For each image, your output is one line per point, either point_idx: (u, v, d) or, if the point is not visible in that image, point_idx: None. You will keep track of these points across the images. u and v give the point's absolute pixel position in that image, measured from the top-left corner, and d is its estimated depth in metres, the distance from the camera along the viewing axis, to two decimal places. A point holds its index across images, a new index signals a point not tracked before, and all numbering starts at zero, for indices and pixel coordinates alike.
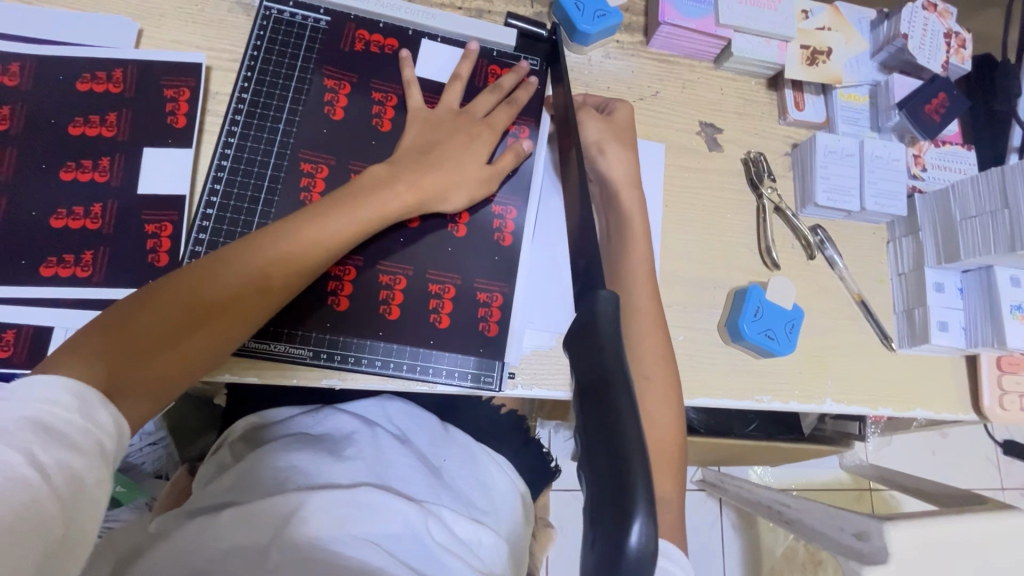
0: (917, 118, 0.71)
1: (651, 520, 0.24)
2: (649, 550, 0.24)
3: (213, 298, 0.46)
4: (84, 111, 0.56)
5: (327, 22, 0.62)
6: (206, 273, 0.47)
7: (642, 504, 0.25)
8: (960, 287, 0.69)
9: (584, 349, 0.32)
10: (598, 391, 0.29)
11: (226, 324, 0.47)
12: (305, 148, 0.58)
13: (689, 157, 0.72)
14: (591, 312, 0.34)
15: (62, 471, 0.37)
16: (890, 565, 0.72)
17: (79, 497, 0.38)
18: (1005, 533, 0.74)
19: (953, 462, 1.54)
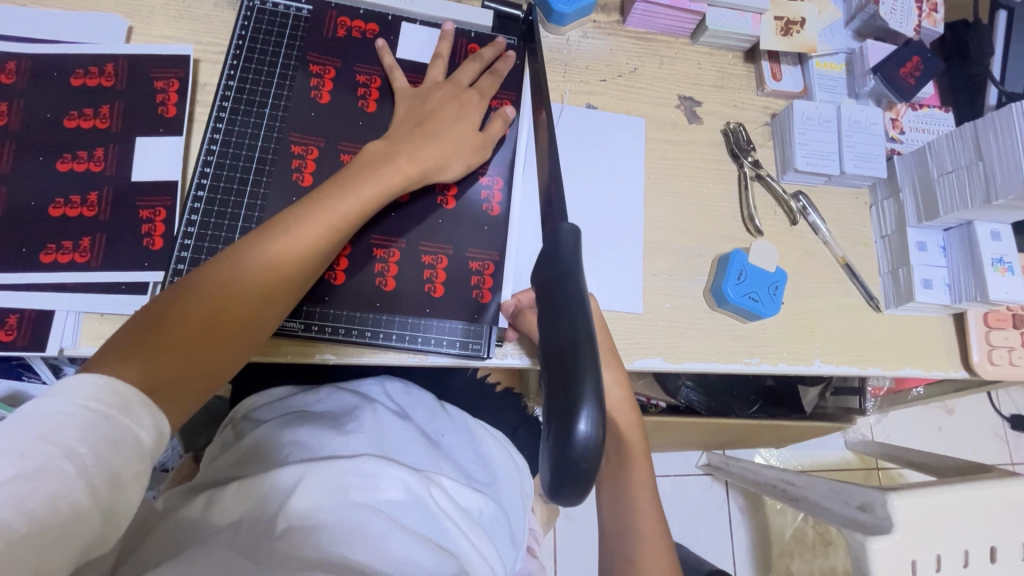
0: (893, 83, 0.72)
1: (597, 421, 0.30)
2: (594, 439, 0.30)
3: (233, 290, 0.48)
4: (78, 105, 0.58)
5: (309, 11, 0.64)
6: (225, 268, 0.48)
7: (588, 401, 0.31)
8: (943, 245, 0.70)
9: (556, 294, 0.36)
10: (557, 323, 0.34)
11: (249, 313, 0.49)
12: (293, 130, 0.60)
13: (669, 130, 0.73)
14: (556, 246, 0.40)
15: (100, 467, 0.37)
16: (895, 534, 0.71)
17: (113, 491, 0.38)
18: (1004, 493, 0.74)
19: (960, 437, 1.53)
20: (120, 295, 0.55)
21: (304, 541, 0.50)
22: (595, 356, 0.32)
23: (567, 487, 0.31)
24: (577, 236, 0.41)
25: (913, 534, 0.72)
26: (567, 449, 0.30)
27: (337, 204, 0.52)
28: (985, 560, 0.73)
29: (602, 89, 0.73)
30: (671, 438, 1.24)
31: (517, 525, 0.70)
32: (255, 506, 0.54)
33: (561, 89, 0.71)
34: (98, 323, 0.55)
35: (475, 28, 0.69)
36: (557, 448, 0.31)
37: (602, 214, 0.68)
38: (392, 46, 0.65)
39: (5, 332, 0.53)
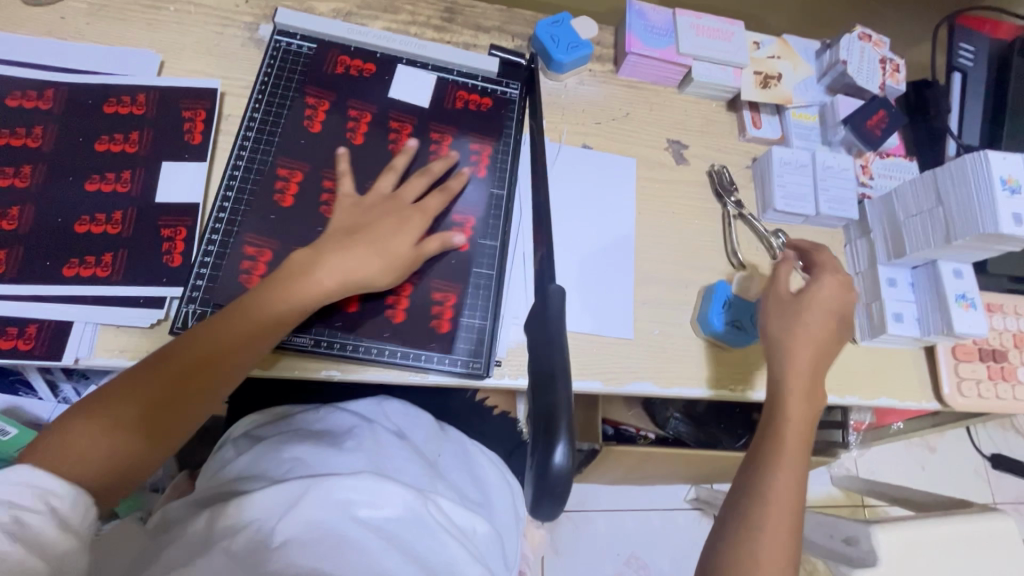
0: (861, 132, 0.79)
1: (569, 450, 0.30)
2: (567, 466, 0.30)
3: (186, 369, 0.52)
4: (110, 130, 0.62)
5: (311, 47, 0.70)
6: (181, 345, 0.52)
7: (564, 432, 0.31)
8: (911, 282, 0.75)
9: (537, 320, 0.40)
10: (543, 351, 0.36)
11: (197, 387, 0.52)
12: (311, 160, 0.65)
13: (658, 170, 0.79)
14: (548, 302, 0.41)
15: (20, 523, 0.39)
16: (880, 567, 0.73)
17: (41, 541, 0.39)
18: (984, 526, 0.76)
19: (943, 476, 1.56)
20: (138, 307, 0.57)
21: (301, 557, 0.52)
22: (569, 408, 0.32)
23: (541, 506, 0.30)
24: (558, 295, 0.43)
25: (897, 565, 0.74)
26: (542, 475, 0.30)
27: (306, 299, 0.56)
28: None
29: (597, 131, 0.79)
30: (660, 469, 1.25)
31: (510, 546, 0.71)
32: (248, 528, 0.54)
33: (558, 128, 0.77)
34: (114, 334, 0.57)
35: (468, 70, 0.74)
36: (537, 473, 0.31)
37: (597, 246, 0.73)
38: (386, 86, 0.70)
39: (24, 341, 0.55)
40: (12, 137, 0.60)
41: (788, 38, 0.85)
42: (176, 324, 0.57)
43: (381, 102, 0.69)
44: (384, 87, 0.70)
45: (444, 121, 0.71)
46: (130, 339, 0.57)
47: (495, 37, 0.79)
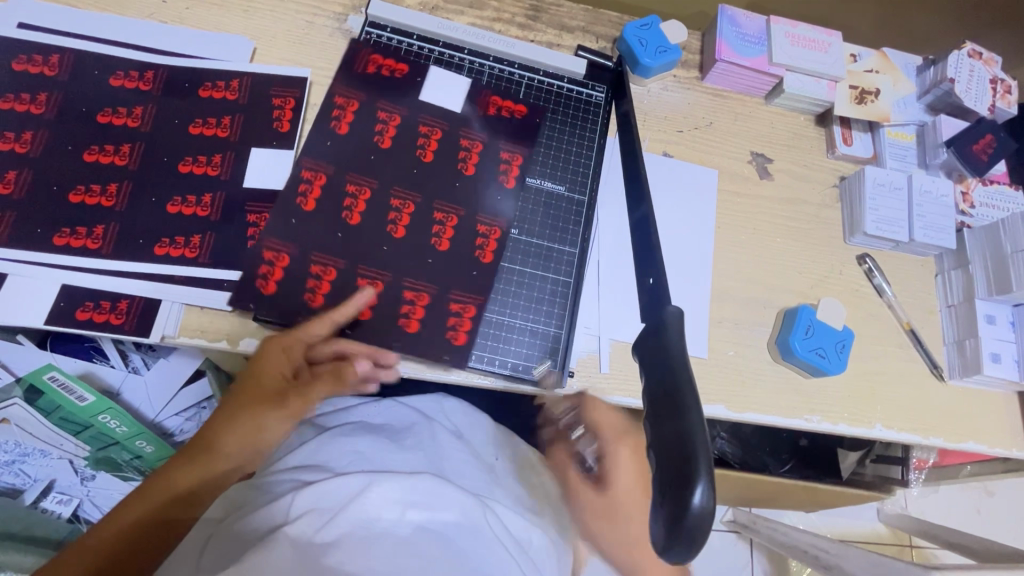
0: (965, 157, 0.74)
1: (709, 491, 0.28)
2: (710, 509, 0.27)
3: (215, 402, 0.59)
4: (203, 114, 0.64)
5: (395, 38, 0.70)
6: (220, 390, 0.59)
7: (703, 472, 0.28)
8: (1012, 320, 0.70)
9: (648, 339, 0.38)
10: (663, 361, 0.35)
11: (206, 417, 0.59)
12: (397, 150, 0.65)
13: (740, 183, 0.76)
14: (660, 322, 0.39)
15: None
16: None
17: None
18: None
19: (1001, 522, 1.46)
20: (222, 290, 0.58)
21: (357, 555, 0.52)
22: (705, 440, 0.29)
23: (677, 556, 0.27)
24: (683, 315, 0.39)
25: None
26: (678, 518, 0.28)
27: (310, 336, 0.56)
28: None
29: (679, 139, 0.76)
30: None
31: (562, 551, 0.69)
32: (314, 519, 0.55)
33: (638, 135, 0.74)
34: (199, 315, 0.58)
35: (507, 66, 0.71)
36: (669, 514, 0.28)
37: (672, 259, 0.70)
38: (418, 88, 0.68)
39: (116, 316, 0.56)
40: (114, 116, 0.62)
41: (888, 51, 0.81)
42: (261, 310, 0.58)
43: (415, 105, 0.67)
44: (416, 88, 0.68)
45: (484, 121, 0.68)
46: (214, 321, 0.58)
47: (580, 37, 0.77)
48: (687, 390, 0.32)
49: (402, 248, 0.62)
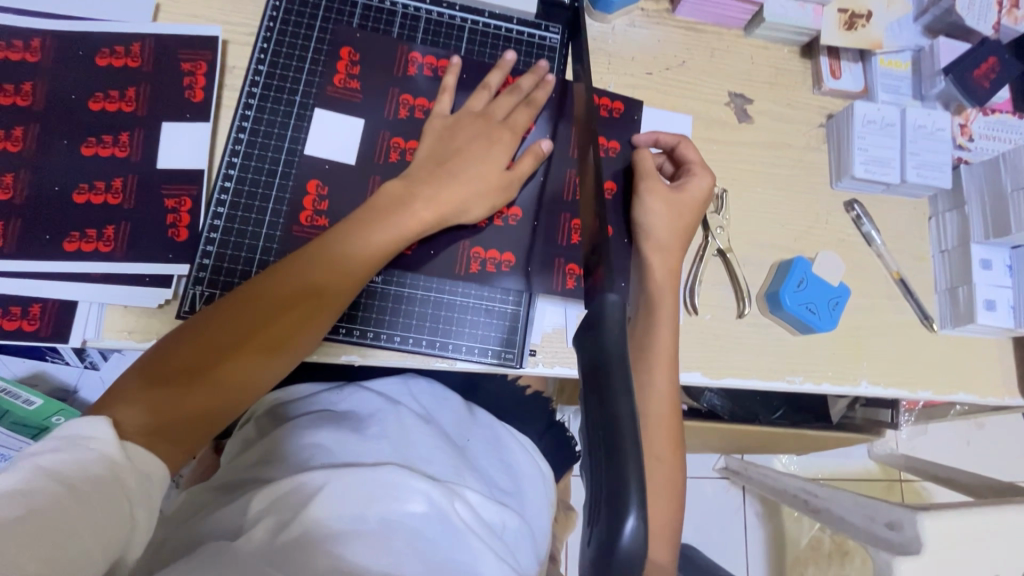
0: (964, 85, 0.67)
1: (644, 517, 0.23)
2: (640, 546, 0.23)
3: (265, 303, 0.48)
4: (105, 86, 0.56)
5: None
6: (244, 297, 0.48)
7: (634, 498, 0.24)
8: (1009, 264, 0.65)
9: (585, 340, 0.30)
10: (599, 359, 0.28)
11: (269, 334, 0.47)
12: (326, 116, 0.57)
13: (716, 129, 0.69)
14: (597, 314, 0.31)
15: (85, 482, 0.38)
16: (925, 556, 0.64)
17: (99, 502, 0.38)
18: None
19: (990, 453, 1.47)
20: (143, 287, 0.53)
21: (321, 550, 0.49)
22: (641, 451, 0.25)
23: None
24: (626, 307, 0.31)
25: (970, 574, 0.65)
26: (604, 556, 0.23)
27: (374, 243, 0.50)
28: None
29: (648, 83, 0.68)
30: (690, 442, 1.19)
31: (539, 532, 0.67)
32: (278, 511, 0.52)
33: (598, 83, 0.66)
34: (121, 315, 0.53)
35: (305, 70, 0.58)
36: (596, 545, 0.24)
37: None
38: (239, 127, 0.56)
39: (29, 322, 0.52)
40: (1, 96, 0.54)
41: None
42: (182, 308, 0.52)
43: (343, 170, 0.56)
44: (238, 124, 0.56)
45: (390, 103, 0.58)
46: (139, 321, 0.53)
47: None
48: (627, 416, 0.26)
49: (503, 237, 0.58)
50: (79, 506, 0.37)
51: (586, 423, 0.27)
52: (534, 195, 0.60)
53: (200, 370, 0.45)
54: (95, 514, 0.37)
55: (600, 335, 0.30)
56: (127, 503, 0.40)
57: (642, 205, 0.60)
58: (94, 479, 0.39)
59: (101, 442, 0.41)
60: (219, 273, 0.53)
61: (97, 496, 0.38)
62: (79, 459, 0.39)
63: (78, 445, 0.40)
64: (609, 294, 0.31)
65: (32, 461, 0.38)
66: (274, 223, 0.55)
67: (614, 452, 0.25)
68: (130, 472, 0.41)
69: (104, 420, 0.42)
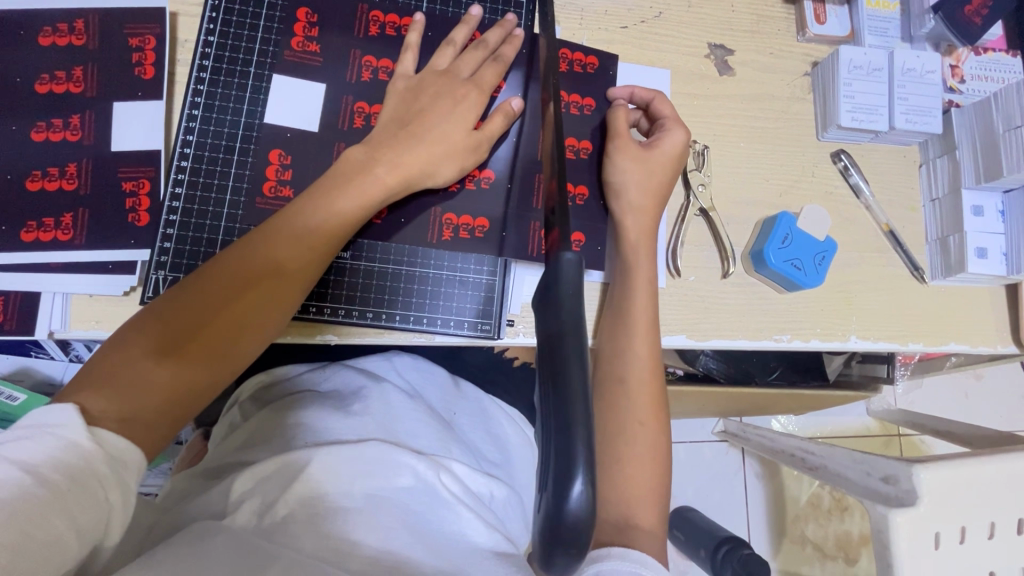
0: (956, 23, 0.63)
1: (592, 484, 0.23)
2: (587, 512, 0.23)
3: (233, 277, 0.46)
4: (50, 67, 0.53)
5: None
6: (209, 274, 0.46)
7: (582, 465, 0.24)
8: (1001, 209, 0.63)
9: (543, 310, 0.30)
10: (553, 327, 0.28)
11: (240, 308, 0.45)
12: (284, 87, 0.55)
13: (697, 84, 0.66)
14: (554, 279, 0.30)
15: (55, 472, 0.36)
16: (921, 508, 0.63)
17: (71, 492, 0.36)
18: None
19: (987, 404, 1.48)
20: (107, 274, 0.52)
21: (309, 525, 0.48)
22: (590, 419, 0.25)
23: (556, 567, 0.25)
24: (583, 266, 0.30)
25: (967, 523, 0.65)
26: (553, 521, 0.24)
27: (340, 210, 0.48)
28: None
29: (623, 37, 0.65)
30: (687, 407, 1.19)
31: (528, 501, 0.68)
32: (265, 488, 0.51)
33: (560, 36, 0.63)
34: (87, 304, 0.52)
35: (260, 36, 0.55)
36: (546, 512, 0.24)
37: None
38: (193, 101, 0.54)
39: None
40: None
41: None
42: (146, 293, 0.51)
43: (306, 139, 0.54)
44: (191, 99, 0.54)
45: (351, 66, 0.56)
46: (107, 309, 0.52)
47: None
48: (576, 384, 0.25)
49: (475, 201, 0.56)
50: (46, 503, 0.35)
51: (542, 390, 0.27)
52: (507, 157, 0.57)
53: (168, 348, 0.43)
54: (66, 511, 0.35)
55: (557, 301, 0.29)
56: (102, 496, 0.37)
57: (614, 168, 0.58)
58: (63, 471, 0.36)
59: (70, 430, 0.38)
60: (181, 256, 0.52)
61: (66, 492, 0.35)
62: (46, 449, 0.36)
63: (45, 433, 0.37)
64: (567, 254, 0.30)
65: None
66: (236, 198, 0.53)
67: (562, 421, 0.25)
68: (105, 460, 0.38)
69: (72, 408, 0.38)
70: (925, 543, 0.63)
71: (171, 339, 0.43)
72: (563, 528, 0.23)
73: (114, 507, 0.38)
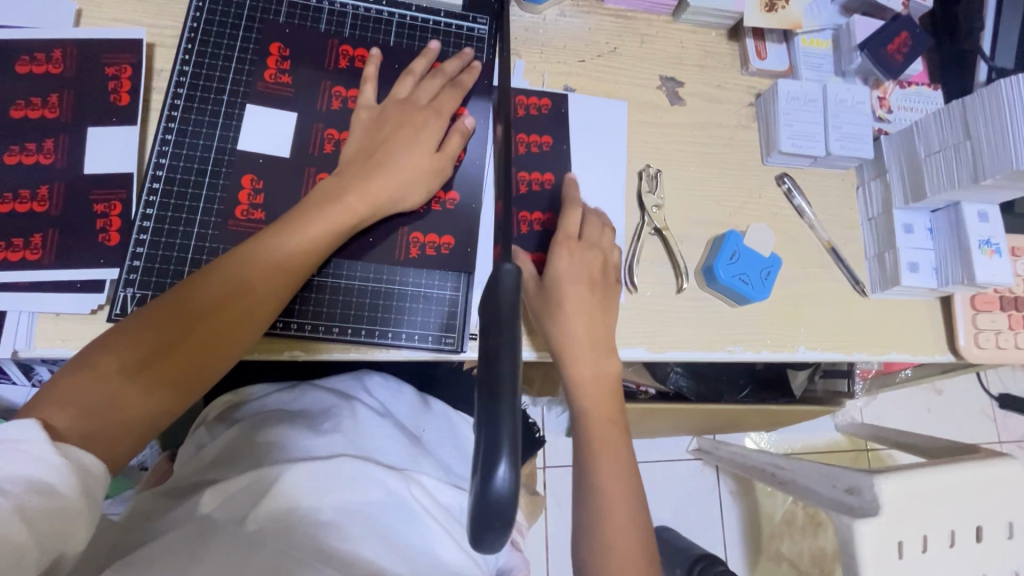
0: (880, 59, 0.69)
1: (514, 465, 0.26)
2: (512, 487, 0.26)
3: (204, 299, 0.47)
4: (25, 94, 0.55)
5: None
6: (181, 292, 0.47)
7: (507, 445, 0.26)
8: (930, 227, 0.68)
9: (484, 308, 0.32)
10: (491, 336, 0.30)
11: (210, 330, 0.47)
12: (255, 114, 0.57)
13: (651, 113, 0.71)
14: (492, 282, 0.33)
15: (16, 485, 0.36)
16: (882, 519, 0.66)
17: (33, 504, 0.36)
18: (1005, 483, 0.70)
19: (949, 417, 1.53)
20: (75, 293, 0.52)
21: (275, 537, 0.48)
22: (516, 402, 0.28)
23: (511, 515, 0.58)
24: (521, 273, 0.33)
25: (922, 528, 0.67)
26: (482, 500, 0.26)
27: (311, 237, 0.51)
28: (992, 555, 0.69)
29: (581, 70, 0.70)
30: (660, 425, 1.21)
31: None
32: (234, 505, 0.51)
33: (521, 67, 0.68)
34: (53, 323, 0.52)
35: (233, 67, 0.58)
36: (476, 495, 0.27)
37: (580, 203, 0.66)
38: (166, 127, 0.56)
39: None
40: None
41: None
42: (114, 311, 0.52)
43: (278, 164, 0.57)
44: (165, 124, 0.56)
45: (322, 96, 0.59)
46: (73, 327, 0.52)
47: None
48: (503, 377, 0.28)
49: (440, 221, 0.59)
50: (10, 516, 0.35)
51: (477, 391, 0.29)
52: (470, 180, 0.61)
53: (135, 364, 0.44)
54: (28, 522, 0.35)
55: (497, 300, 0.32)
56: (68, 504, 0.37)
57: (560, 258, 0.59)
58: (25, 484, 0.36)
59: (33, 443, 0.38)
60: (150, 274, 0.53)
61: (29, 504, 0.36)
62: (6, 463, 0.36)
63: (8, 449, 0.37)
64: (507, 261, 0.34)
65: None
66: (206, 219, 0.55)
67: (491, 411, 0.27)
68: (71, 471, 0.38)
69: (34, 423, 0.39)
70: (882, 548, 0.65)
71: (142, 355, 0.44)
72: (489, 505, 0.25)
73: (78, 521, 0.38)
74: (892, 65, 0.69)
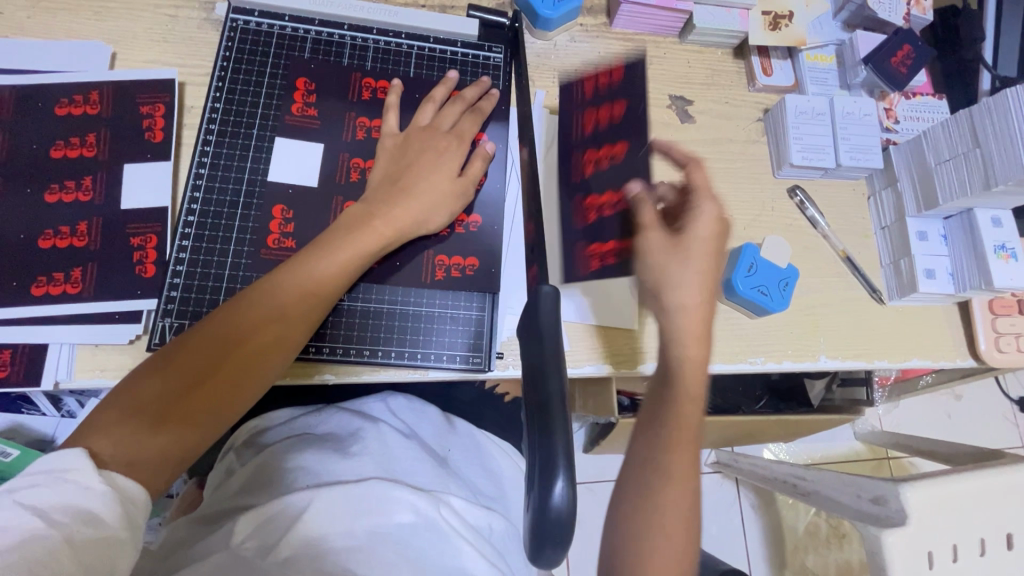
0: (884, 71, 0.71)
1: (571, 481, 0.27)
2: (568, 503, 0.26)
3: (239, 325, 0.48)
4: (65, 134, 0.58)
5: (266, 23, 0.63)
6: (216, 320, 0.49)
7: (562, 462, 0.27)
8: (944, 234, 0.70)
9: (526, 331, 0.33)
10: (538, 358, 0.31)
11: (244, 356, 0.48)
12: (283, 146, 0.60)
13: (663, 131, 0.73)
14: (533, 305, 0.34)
15: (68, 515, 0.37)
16: (910, 527, 0.65)
17: (83, 534, 0.37)
18: None
19: (970, 422, 1.51)
20: (113, 324, 0.54)
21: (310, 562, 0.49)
22: (568, 421, 0.29)
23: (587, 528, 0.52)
24: (560, 296, 0.34)
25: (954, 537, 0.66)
26: (537, 517, 0.27)
27: (339, 262, 0.52)
28: None
29: None
30: None
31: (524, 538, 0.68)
32: (268, 531, 0.51)
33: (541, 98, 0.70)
34: (93, 353, 0.54)
35: (262, 103, 0.61)
36: (531, 512, 0.27)
37: None
38: (199, 161, 0.58)
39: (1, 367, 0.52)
40: None
41: None
42: (152, 340, 0.53)
43: (307, 193, 0.59)
44: (198, 158, 0.58)
45: (347, 127, 0.61)
46: (111, 358, 0.54)
47: None
48: (554, 399, 0.29)
49: (463, 243, 0.60)
50: (60, 547, 0.36)
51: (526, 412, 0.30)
52: (491, 202, 0.62)
53: (173, 391, 0.45)
54: (78, 553, 0.36)
55: (538, 323, 0.33)
56: (114, 533, 0.38)
57: (641, 210, 0.57)
58: (74, 515, 0.37)
59: (81, 473, 0.39)
60: (186, 304, 0.54)
61: (79, 534, 0.37)
62: (58, 493, 0.38)
63: (58, 479, 0.38)
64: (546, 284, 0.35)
65: (12, 498, 0.37)
66: (239, 249, 0.56)
67: (544, 431, 0.28)
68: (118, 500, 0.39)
69: (81, 451, 0.40)
70: (914, 557, 0.65)
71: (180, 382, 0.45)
72: (545, 521, 0.26)
73: (124, 550, 0.39)
74: (894, 78, 0.71)
